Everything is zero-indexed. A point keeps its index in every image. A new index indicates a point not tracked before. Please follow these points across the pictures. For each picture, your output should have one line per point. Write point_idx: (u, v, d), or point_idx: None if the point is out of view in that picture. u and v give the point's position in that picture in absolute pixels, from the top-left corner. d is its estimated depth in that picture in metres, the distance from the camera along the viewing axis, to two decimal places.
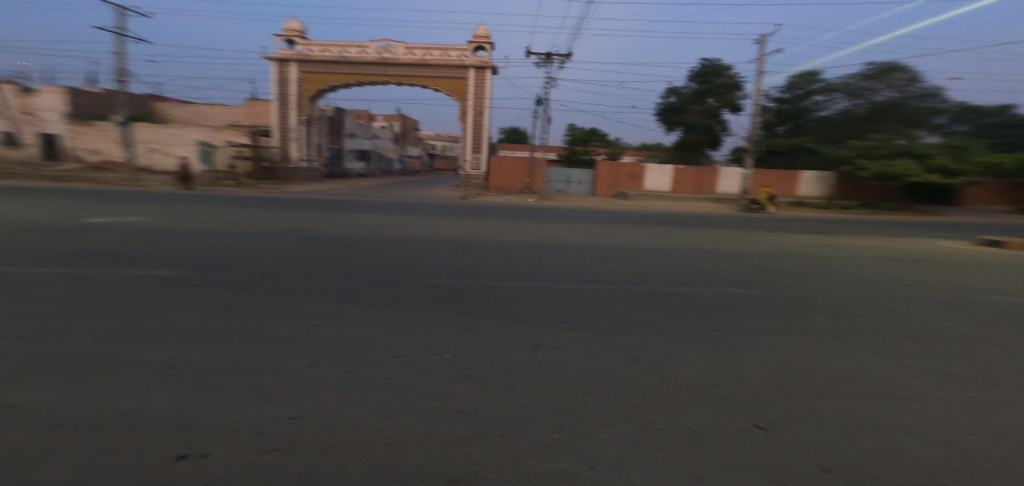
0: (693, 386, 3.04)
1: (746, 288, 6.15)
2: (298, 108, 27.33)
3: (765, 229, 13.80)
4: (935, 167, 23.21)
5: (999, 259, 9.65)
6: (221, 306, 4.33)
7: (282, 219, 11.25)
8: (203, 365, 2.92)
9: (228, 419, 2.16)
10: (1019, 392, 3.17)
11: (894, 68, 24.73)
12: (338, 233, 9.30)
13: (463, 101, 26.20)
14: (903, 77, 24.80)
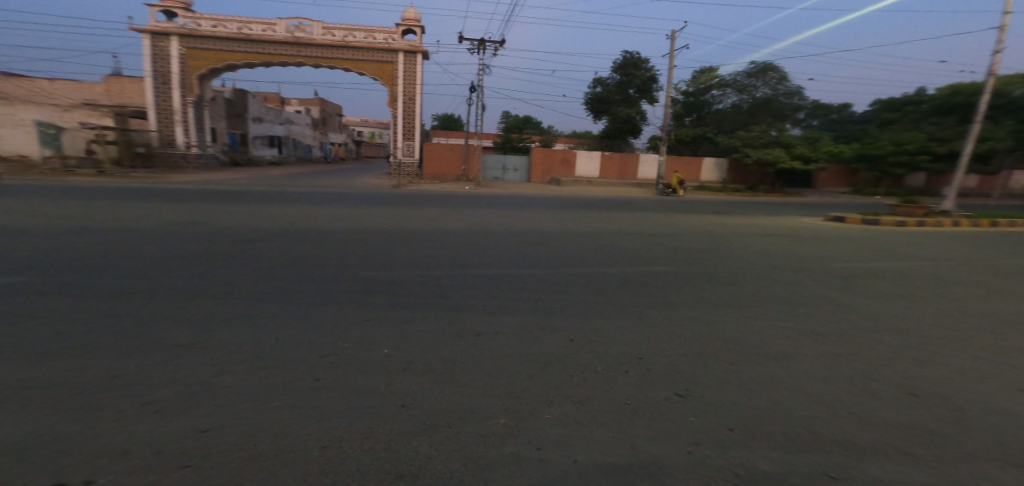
0: (620, 360, 3.24)
1: (665, 266, 6.64)
2: (183, 88, 24.66)
3: (678, 211, 14.93)
4: (798, 155, 26.45)
5: (862, 233, 11.25)
6: (108, 314, 3.82)
7: (175, 212, 10.22)
8: (94, 380, 2.59)
9: (132, 442, 1.94)
10: (879, 349, 3.77)
11: (771, 68, 27.46)
12: (243, 226, 8.61)
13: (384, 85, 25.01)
14: (775, 77, 27.78)
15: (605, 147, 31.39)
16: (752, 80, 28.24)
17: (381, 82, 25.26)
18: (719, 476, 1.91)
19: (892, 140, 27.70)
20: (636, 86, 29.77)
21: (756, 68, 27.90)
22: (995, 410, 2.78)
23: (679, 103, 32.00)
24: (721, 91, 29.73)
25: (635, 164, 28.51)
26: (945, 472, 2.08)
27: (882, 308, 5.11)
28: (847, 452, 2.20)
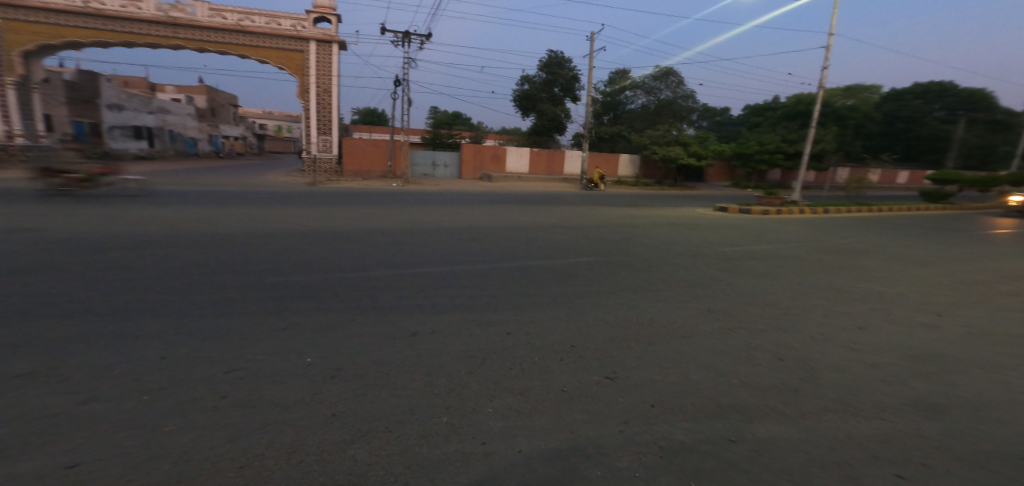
0: (555, 349, 3.36)
1: (589, 256, 6.96)
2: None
3: (597, 204, 15.69)
4: (693, 153, 28.89)
5: (747, 222, 12.75)
6: None
7: (28, 216, 8.71)
8: None
9: None
10: (770, 324, 4.28)
11: (672, 75, 31.48)
12: (123, 232, 7.58)
13: (293, 76, 23.32)
14: (675, 81, 31.84)
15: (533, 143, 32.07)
16: (659, 83, 31.78)
17: (288, 71, 23.47)
18: (648, 450, 2.07)
19: (758, 141, 31.38)
20: (560, 84, 30.63)
21: (660, 72, 31.54)
22: (860, 371, 3.30)
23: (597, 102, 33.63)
24: (636, 91, 32.17)
25: (559, 159, 29.57)
26: (827, 429, 2.44)
27: (772, 286, 5.82)
28: (752, 417, 2.50)
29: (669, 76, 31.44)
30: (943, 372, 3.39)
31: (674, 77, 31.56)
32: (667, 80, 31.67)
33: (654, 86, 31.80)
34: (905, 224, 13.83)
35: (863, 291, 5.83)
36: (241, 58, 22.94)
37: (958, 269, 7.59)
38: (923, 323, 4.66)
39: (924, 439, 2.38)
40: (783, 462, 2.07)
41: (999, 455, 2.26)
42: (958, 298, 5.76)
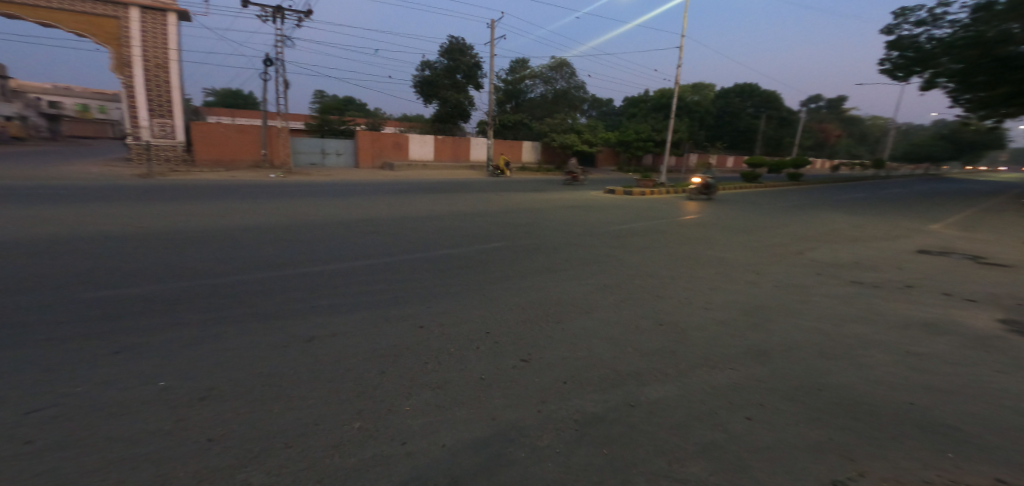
0: (470, 337, 3.36)
1: (493, 242, 7.04)
2: None
3: (498, 190, 15.96)
4: (586, 140, 31.13)
5: (628, 202, 14.15)
6: None
7: None
8: None
9: None
10: (654, 293, 4.82)
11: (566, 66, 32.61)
12: None
13: (106, 47, 19.34)
14: (568, 72, 33.03)
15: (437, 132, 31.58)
16: (554, 73, 32.81)
17: (94, 40, 19.36)
18: (564, 425, 2.21)
19: (634, 130, 34.24)
20: (463, 71, 29.73)
21: (555, 62, 32.52)
22: (724, 330, 3.89)
23: (498, 90, 33.66)
24: (535, 81, 32.87)
25: (464, 146, 29.59)
26: (702, 383, 2.85)
27: (654, 259, 6.53)
28: (646, 382, 2.80)
29: (563, 67, 32.47)
30: (782, 324, 4.15)
31: (568, 68, 32.76)
32: (562, 71, 32.78)
33: (549, 76, 32.69)
34: (746, 200, 16.57)
35: (724, 259, 6.84)
36: (7, 18, 18.48)
37: (786, 236, 9.34)
38: (766, 282, 5.65)
39: (769, 383, 2.92)
40: (672, 420, 2.37)
41: (817, 389, 2.88)
42: (787, 260, 7.07)
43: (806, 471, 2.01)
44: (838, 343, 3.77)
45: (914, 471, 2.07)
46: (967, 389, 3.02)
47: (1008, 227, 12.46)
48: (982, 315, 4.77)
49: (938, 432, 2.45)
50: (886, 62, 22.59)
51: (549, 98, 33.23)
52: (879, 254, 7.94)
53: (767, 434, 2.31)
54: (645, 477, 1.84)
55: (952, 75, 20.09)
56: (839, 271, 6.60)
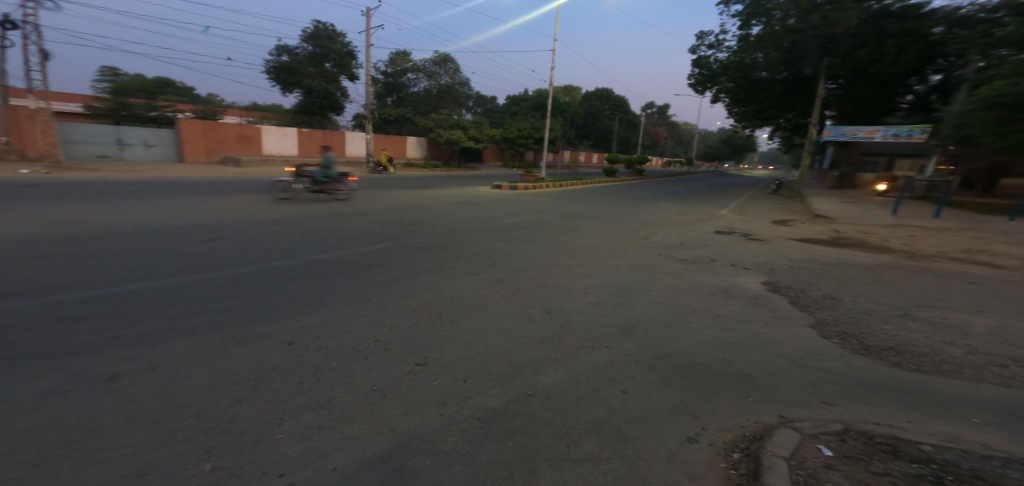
0: (354, 347, 3.12)
1: (370, 243, 6.63)
2: None
3: (376, 188, 15.13)
4: (473, 136, 30.60)
5: (505, 196, 14.71)
6: None
7: None
8: None
9: None
10: (534, 282, 5.07)
11: (450, 62, 32.37)
12: None
13: None
14: (453, 68, 32.72)
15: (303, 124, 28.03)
16: (439, 67, 32.25)
17: None
18: (468, 425, 2.26)
19: (517, 127, 35.32)
20: (333, 60, 27.25)
21: (438, 57, 32.13)
22: (596, 311, 4.28)
23: (378, 83, 32.21)
24: (418, 75, 32.14)
25: (338, 140, 27.29)
26: (584, 363, 3.12)
27: (532, 250, 6.85)
28: (538, 369, 2.96)
29: (447, 62, 32.21)
30: (641, 302, 4.72)
31: (452, 64, 32.54)
32: (446, 66, 32.46)
33: (429, 69, 32.06)
34: (604, 193, 18.52)
35: (588, 246, 7.48)
36: None
37: (637, 223, 10.72)
38: (624, 265, 6.38)
39: (632, 356, 3.32)
40: (565, 403, 2.57)
41: (670, 355, 3.39)
42: (637, 244, 8.05)
43: (667, 431, 2.38)
44: (677, 313, 4.46)
45: (735, 416, 2.59)
46: (756, 341, 3.85)
47: (776, 210, 16.23)
48: (761, 280, 6.11)
49: (741, 380, 3.08)
50: (691, 76, 27.45)
51: (431, 92, 32.48)
52: (699, 236, 9.59)
53: (639, 402, 2.65)
54: (549, 463, 2.00)
55: (727, 92, 25.43)
56: (673, 251, 7.79)
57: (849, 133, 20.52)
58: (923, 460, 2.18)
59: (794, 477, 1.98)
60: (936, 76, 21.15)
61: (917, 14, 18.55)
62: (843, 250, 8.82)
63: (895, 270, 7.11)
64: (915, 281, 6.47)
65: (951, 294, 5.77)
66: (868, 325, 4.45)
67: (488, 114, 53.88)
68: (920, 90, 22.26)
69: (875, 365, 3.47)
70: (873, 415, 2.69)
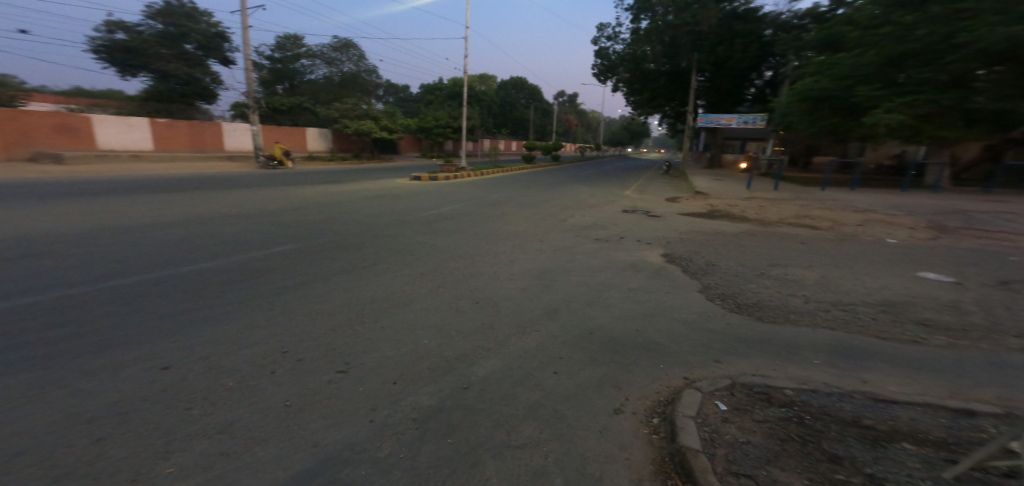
0: (256, 362, 2.84)
1: (275, 245, 6.09)
2: None
3: (283, 183, 14.02)
4: (385, 127, 28.69)
5: (419, 187, 14.39)
6: None
7: None
8: None
9: None
10: (454, 273, 5.01)
11: (351, 49, 31.58)
12: None
13: None
14: (355, 54, 32.03)
15: (152, 114, 23.45)
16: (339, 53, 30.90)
17: None
18: (403, 428, 2.19)
19: (432, 117, 34.40)
20: (197, 40, 23.80)
21: (338, 43, 31.29)
22: (522, 297, 4.35)
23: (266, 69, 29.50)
24: (311, 62, 29.96)
25: (212, 133, 24.05)
26: (516, 349, 3.17)
27: (455, 240, 6.78)
28: (472, 361, 2.95)
29: (349, 47, 31.42)
30: (564, 283, 4.89)
31: (354, 49, 31.75)
32: (348, 52, 31.50)
33: (326, 55, 30.94)
34: (519, 179, 18.84)
35: (511, 232, 7.59)
36: None
37: (549, 206, 11.05)
38: (540, 249, 6.55)
39: (560, 336, 3.45)
40: (500, 392, 2.59)
41: (590, 333, 3.56)
42: (557, 228, 8.32)
43: (596, 405, 2.52)
44: (595, 291, 4.69)
45: (651, 384, 2.80)
46: (661, 310, 4.19)
47: (672, 189, 17.69)
48: (659, 253, 6.65)
49: (653, 348, 3.35)
50: (595, 67, 28.92)
51: (331, 79, 31.13)
52: (612, 216, 10.18)
53: (569, 382, 2.76)
54: (491, 453, 2.03)
55: (624, 82, 27.00)
56: (588, 231, 8.18)
57: (716, 120, 23.05)
58: (793, 404, 2.57)
59: (702, 434, 2.21)
60: (769, 73, 24.39)
61: (754, 18, 21.42)
62: (726, 221, 9.87)
63: (763, 236, 8.15)
64: (774, 244, 7.48)
65: (799, 253, 6.76)
66: (740, 285, 5.07)
67: (402, 103, 52.08)
68: (759, 85, 25.30)
69: (749, 321, 3.96)
70: (753, 367, 3.09)
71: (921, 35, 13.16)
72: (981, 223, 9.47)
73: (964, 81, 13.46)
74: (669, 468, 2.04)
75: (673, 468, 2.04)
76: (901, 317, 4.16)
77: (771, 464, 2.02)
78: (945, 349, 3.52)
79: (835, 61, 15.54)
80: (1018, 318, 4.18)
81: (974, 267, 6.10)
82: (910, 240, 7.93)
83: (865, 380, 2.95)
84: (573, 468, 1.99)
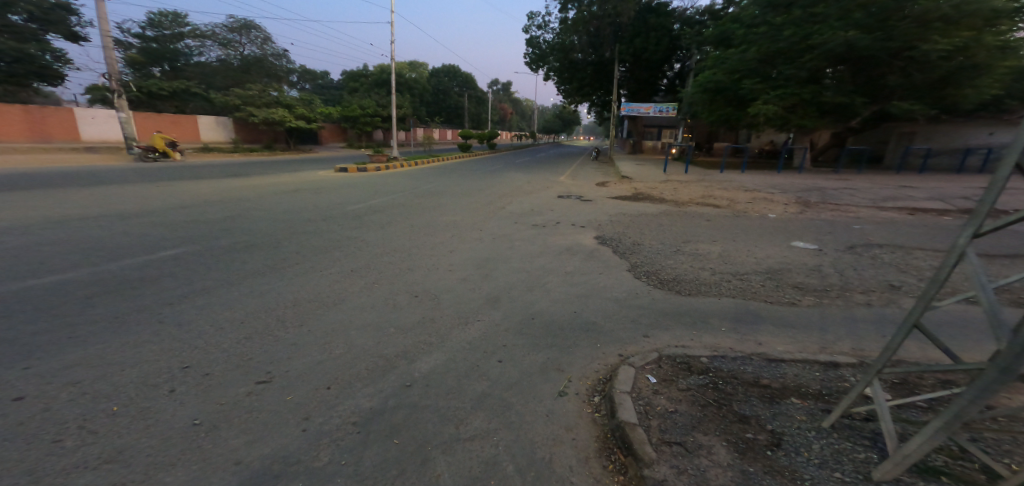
0: (151, 378, 2.56)
1: (172, 246, 5.44)
2: None
3: (181, 178, 12.64)
4: (301, 115, 26.48)
5: (343, 179, 13.73)
6: None
7: None
8: None
9: None
10: (387, 268, 4.84)
11: (251, 31, 29.20)
12: None
13: None
14: (258, 37, 29.76)
15: None
16: (237, 34, 28.96)
17: None
18: (342, 433, 2.13)
19: (359, 106, 32.73)
20: (30, 11, 18.33)
21: (236, 24, 28.59)
22: (463, 287, 4.32)
23: (134, 49, 24.78)
24: (197, 42, 26.87)
25: (63, 121, 19.62)
26: (459, 341, 3.14)
27: (389, 233, 6.55)
28: (414, 357, 2.89)
29: (249, 30, 29.16)
30: (504, 271, 4.91)
31: (257, 32, 29.47)
32: (249, 34, 29.15)
33: (219, 35, 27.78)
34: (451, 168, 18.55)
35: (449, 222, 7.47)
36: None
37: (483, 195, 10.95)
38: (476, 237, 6.50)
39: (503, 324, 3.48)
40: (443, 386, 2.57)
41: (527, 319, 3.61)
42: (495, 215, 8.32)
43: (540, 389, 2.59)
44: (535, 277, 4.77)
45: (590, 363, 2.91)
46: (595, 290, 4.37)
47: (599, 175, 18.34)
48: (588, 236, 6.86)
49: (590, 328, 3.48)
50: (526, 55, 29.07)
51: (230, 63, 28.38)
52: (547, 202, 10.33)
53: (513, 369, 2.79)
54: (441, 449, 2.04)
55: (554, 71, 27.46)
56: (527, 218, 8.27)
57: (636, 109, 24.00)
58: (709, 371, 2.80)
59: (638, 408, 2.34)
60: (677, 65, 25.99)
61: (664, 12, 22.62)
62: (648, 204, 10.37)
63: (679, 216, 8.71)
64: (686, 222, 8.01)
65: (704, 230, 7.30)
66: (661, 261, 5.41)
67: (321, 90, 48.87)
68: (669, 76, 26.90)
69: (670, 295, 4.25)
70: (676, 339, 3.31)
71: (786, 36, 14.77)
72: (831, 198, 10.81)
73: (816, 79, 15.17)
74: (612, 444, 2.14)
75: (616, 443, 2.14)
76: (782, 282, 4.66)
77: (697, 429, 2.20)
78: (814, 307, 4.03)
79: (728, 56, 16.97)
80: (860, 277, 4.87)
81: (827, 235, 6.97)
82: (788, 214, 8.93)
83: (760, 343, 3.28)
84: (523, 454, 2.04)
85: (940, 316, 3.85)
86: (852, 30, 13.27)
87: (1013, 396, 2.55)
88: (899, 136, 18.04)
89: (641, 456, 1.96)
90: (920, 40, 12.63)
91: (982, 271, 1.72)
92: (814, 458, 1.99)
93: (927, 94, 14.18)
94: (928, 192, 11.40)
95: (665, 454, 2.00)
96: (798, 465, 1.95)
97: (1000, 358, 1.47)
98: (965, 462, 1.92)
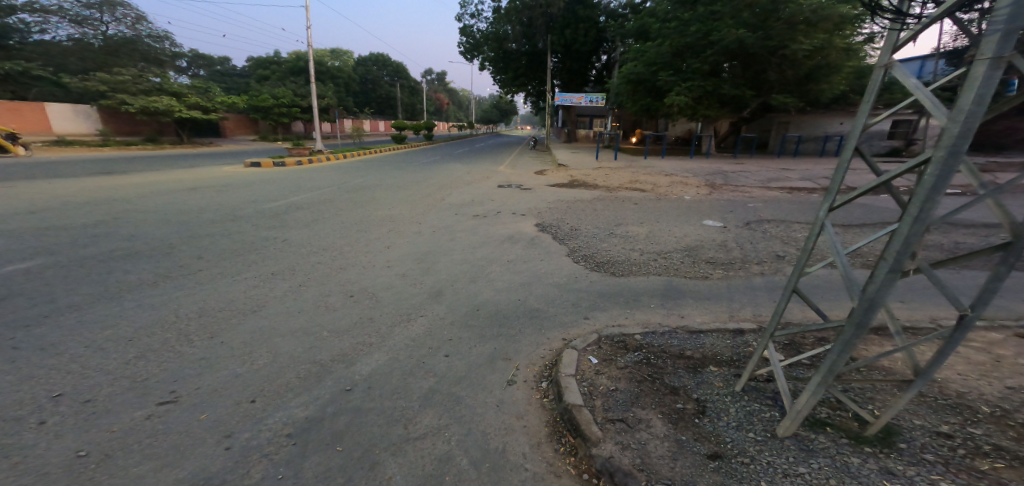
0: (13, 412, 2.23)
1: (36, 259, 4.75)
2: None
3: (49, 178, 11.08)
4: (194, 105, 24.42)
5: (253, 174, 12.78)
6: None
7: None
8: None
9: None
10: (315, 269, 4.58)
11: (116, 9, 25.96)
12: None
13: None
14: (128, 15, 26.53)
15: None
16: (95, 10, 25.37)
17: None
18: (277, 446, 2.01)
19: (274, 95, 30.60)
20: None
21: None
22: (403, 283, 4.20)
23: None
24: (37, 18, 23.17)
25: None
26: (401, 339, 3.06)
27: (315, 232, 6.22)
28: (353, 359, 2.78)
29: (115, 8, 25.89)
30: (445, 264, 4.84)
31: (127, 10, 26.32)
32: (115, 11, 25.98)
33: (70, 12, 24.24)
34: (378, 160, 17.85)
35: (385, 217, 7.21)
36: None
37: (421, 187, 10.67)
38: (414, 231, 6.34)
39: (447, 317, 3.44)
40: (387, 387, 2.49)
41: (469, 311, 3.58)
42: (436, 207, 8.16)
43: (488, 380, 2.59)
44: (478, 267, 4.75)
45: (536, 350, 2.96)
46: (537, 277, 4.43)
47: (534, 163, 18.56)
48: (528, 223, 6.96)
49: (534, 314, 3.55)
50: (461, 45, 28.73)
51: (91, 43, 24.77)
52: (486, 192, 10.27)
53: (461, 362, 2.77)
54: (390, 451, 1.99)
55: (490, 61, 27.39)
56: (468, 208, 8.21)
57: (569, 98, 24.45)
58: (642, 347, 2.95)
59: (582, 390, 2.42)
60: (605, 57, 26.81)
61: (590, 4, 23.18)
62: (579, 190, 10.65)
63: (612, 201, 9.03)
64: (617, 207, 8.33)
65: (631, 213, 7.64)
66: (596, 245, 5.59)
67: (220, 78, 44.55)
68: (598, 67, 27.69)
69: (605, 277, 4.42)
70: (613, 319, 3.47)
71: (692, 32, 15.77)
72: (731, 180, 11.72)
73: (715, 73, 16.33)
74: (561, 427, 2.20)
75: (565, 425, 2.20)
76: (697, 259, 5.00)
77: (636, 405, 2.31)
78: (721, 279, 4.38)
79: (647, 49, 17.77)
80: (755, 249, 5.35)
81: (730, 213, 7.59)
82: (703, 196, 9.57)
83: (682, 316, 3.53)
84: (475, 446, 2.04)
85: (815, 280, 4.35)
86: (743, 29, 14.49)
87: (868, 347, 2.94)
88: (778, 126, 19.74)
89: (588, 437, 2.03)
90: (789, 40, 14.10)
91: (837, 239, 1.97)
92: (732, 421, 2.17)
93: (797, 88, 15.90)
94: (799, 173, 12.74)
95: (610, 431, 2.09)
96: (719, 429, 2.12)
97: (855, 314, 1.69)
98: (842, 412, 2.19)
